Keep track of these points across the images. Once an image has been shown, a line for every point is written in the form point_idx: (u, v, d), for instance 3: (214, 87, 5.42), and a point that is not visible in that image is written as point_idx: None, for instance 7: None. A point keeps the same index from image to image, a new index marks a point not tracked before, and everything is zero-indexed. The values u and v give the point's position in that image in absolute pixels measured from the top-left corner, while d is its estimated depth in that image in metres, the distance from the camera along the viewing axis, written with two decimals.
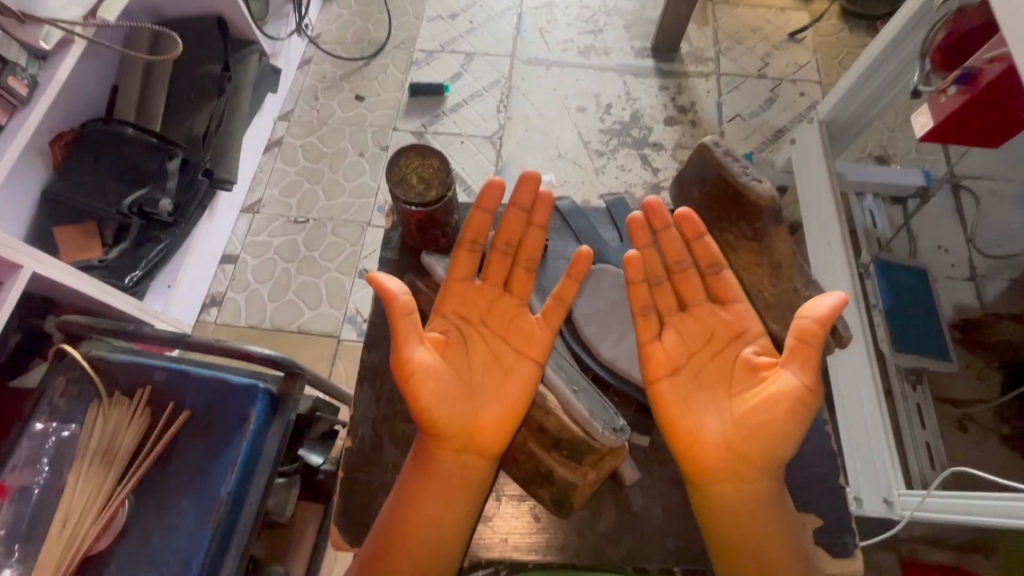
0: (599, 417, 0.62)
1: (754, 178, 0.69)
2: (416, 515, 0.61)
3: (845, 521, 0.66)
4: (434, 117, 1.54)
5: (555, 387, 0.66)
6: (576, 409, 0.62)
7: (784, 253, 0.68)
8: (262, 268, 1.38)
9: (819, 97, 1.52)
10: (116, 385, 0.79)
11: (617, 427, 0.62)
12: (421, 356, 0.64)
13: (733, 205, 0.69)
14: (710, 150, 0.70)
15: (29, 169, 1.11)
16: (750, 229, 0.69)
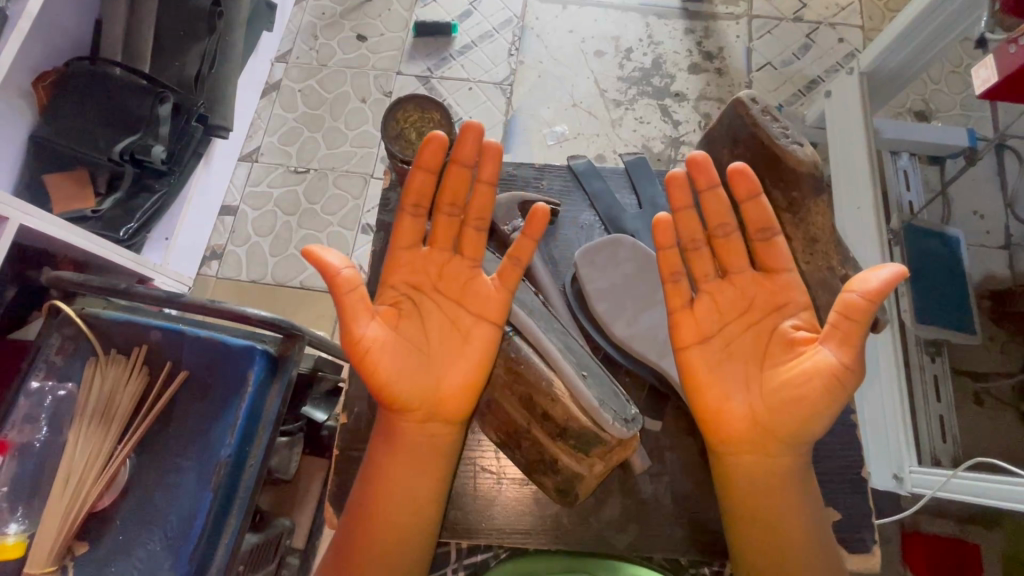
0: (608, 405, 0.57)
1: (795, 141, 0.63)
2: (391, 489, 0.59)
3: (857, 512, 0.66)
4: (440, 61, 1.43)
5: (562, 368, 0.57)
6: (583, 394, 0.56)
7: (822, 227, 0.63)
8: (263, 220, 1.33)
9: (859, 44, 1.39)
10: (113, 344, 0.77)
11: (628, 415, 0.58)
12: (372, 330, 0.59)
13: (768, 170, 0.63)
14: (748, 107, 0.62)
15: (11, 112, 1.05)
16: (786, 198, 0.64)
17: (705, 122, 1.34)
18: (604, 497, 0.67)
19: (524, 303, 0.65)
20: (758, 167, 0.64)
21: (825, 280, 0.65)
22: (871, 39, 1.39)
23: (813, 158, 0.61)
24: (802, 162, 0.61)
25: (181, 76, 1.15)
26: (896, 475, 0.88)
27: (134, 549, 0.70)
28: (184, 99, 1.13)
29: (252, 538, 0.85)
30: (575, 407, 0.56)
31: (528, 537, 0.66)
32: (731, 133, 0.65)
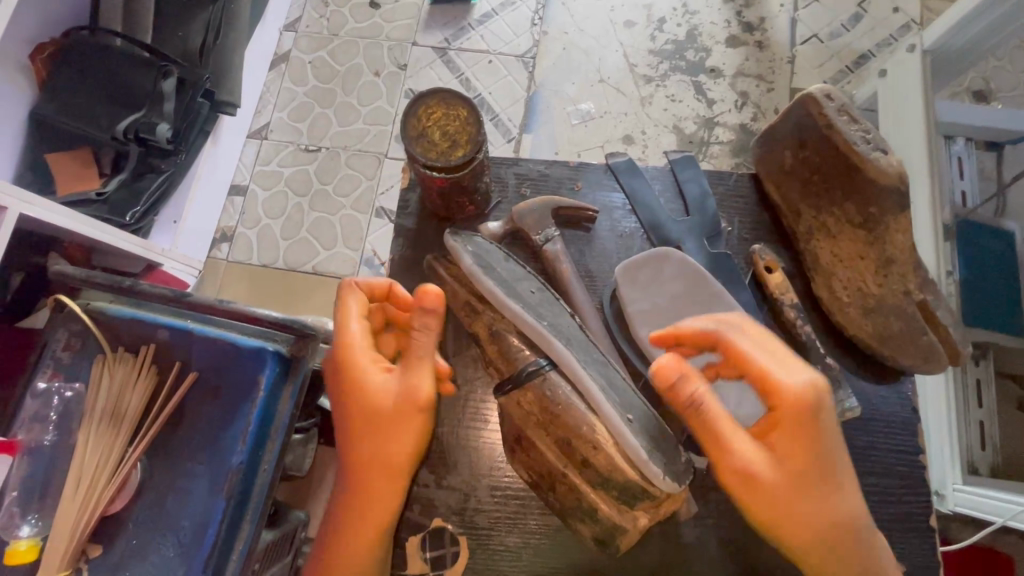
0: (660, 455, 0.53)
1: (878, 149, 0.61)
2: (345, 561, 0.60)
3: (922, 561, 0.63)
4: (458, 31, 1.34)
5: (608, 414, 0.54)
6: (632, 447, 0.52)
7: (901, 248, 0.62)
8: (274, 201, 1.28)
9: (916, 14, 1.27)
10: (120, 342, 0.74)
11: (680, 471, 0.54)
12: (417, 378, 0.59)
13: (843, 179, 0.63)
14: (821, 106, 0.62)
15: (7, 89, 0.99)
16: (862, 213, 0.63)
17: (742, 102, 1.24)
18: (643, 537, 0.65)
19: (559, 328, 0.58)
20: (830, 172, 0.64)
21: (899, 306, 0.63)
22: (930, 9, 1.27)
23: (898, 170, 0.60)
24: (884, 173, 0.60)
25: (185, 48, 1.09)
26: (937, 492, 0.86)
27: (147, 555, 0.68)
28: (189, 72, 1.07)
29: (268, 536, 0.84)
30: (621, 459, 0.54)
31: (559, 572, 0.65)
32: (798, 132, 0.65)
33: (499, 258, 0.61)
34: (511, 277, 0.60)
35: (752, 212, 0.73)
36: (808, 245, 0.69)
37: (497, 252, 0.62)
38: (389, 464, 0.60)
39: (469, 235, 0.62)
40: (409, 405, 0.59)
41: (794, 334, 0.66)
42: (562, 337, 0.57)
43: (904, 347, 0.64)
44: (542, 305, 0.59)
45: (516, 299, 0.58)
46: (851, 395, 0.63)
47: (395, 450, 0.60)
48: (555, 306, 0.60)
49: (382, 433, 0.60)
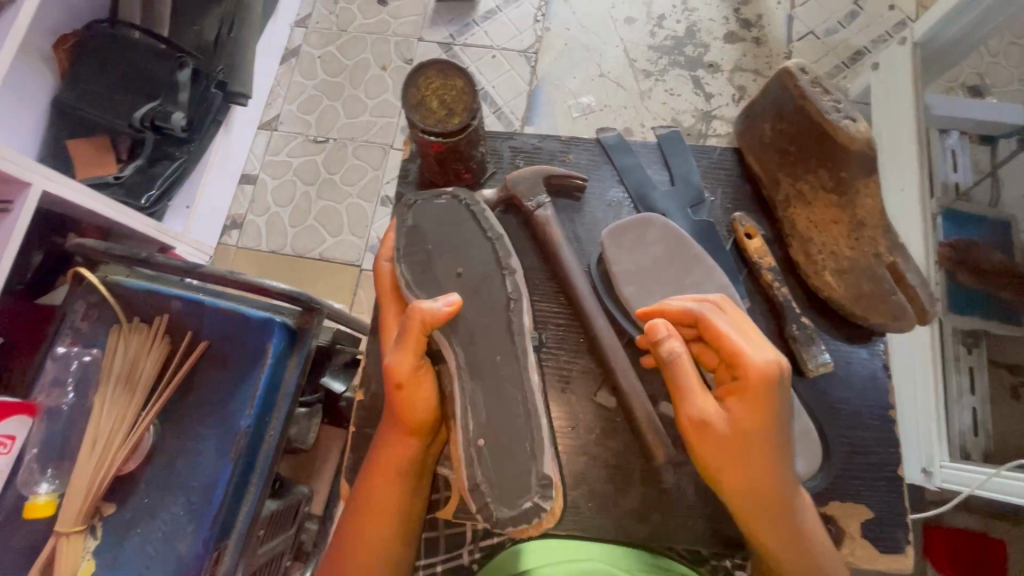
0: (492, 488, 0.54)
1: (847, 117, 0.65)
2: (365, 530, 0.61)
3: (894, 516, 0.66)
4: (463, 27, 1.38)
5: (460, 431, 0.56)
6: (466, 473, 0.54)
7: (872, 211, 0.66)
8: (283, 189, 1.32)
9: (912, 12, 1.29)
10: (135, 312, 0.78)
11: (517, 512, 0.53)
12: (402, 357, 0.58)
13: (816, 148, 0.66)
14: (796, 78, 0.65)
15: (33, 75, 1.03)
16: (833, 177, 0.66)
17: (739, 95, 1.27)
18: (625, 486, 0.68)
19: (463, 323, 0.59)
20: (808, 142, 0.67)
21: (869, 266, 0.66)
22: (925, 6, 1.30)
23: (866, 136, 0.63)
24: (854, 139, 0.63)
25: (200, 41, 1.15)
26: (924, 469, 0.89)
27: (159, 512, 0.72)
28: (203, 63, 1.14)
29: (273, 505, 0.87)
30: (463, 475, 0.55)
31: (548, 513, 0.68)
32: (775, 106, 0.69)
33: (438, 226, 0.63)
34: (440, 254, 0.62)
35: (737, 186, 0.77)
36: (786, 212, 0.72)
37: (458, 211, 0.64)
38: (392, 462, 0.61)
39: (427, 196, 0.65)
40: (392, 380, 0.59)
41: (771, 295, 0.70)
42: (458, 335, 0.58)
43: (875, 307, 0.66)
44: (466, 287, 0.60)
45: (427, 285, 0.61)
46: (823, 349, 0.68)
47: (397, 449, 0.61)
48: (487, 282, 0.60)
49: (398, 422, 0.61)
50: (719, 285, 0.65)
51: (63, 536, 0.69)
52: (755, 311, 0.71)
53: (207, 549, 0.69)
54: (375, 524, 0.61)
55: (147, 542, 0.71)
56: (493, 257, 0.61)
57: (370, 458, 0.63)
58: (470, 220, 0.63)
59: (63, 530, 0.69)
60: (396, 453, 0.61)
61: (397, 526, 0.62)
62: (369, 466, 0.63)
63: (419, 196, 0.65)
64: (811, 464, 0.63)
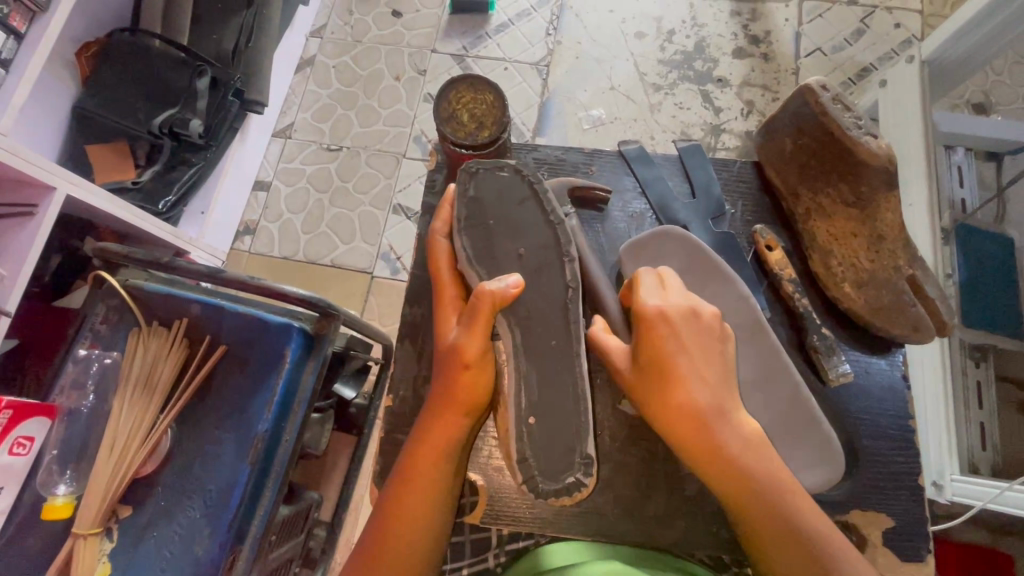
0: (539, 461, 0.59)
1: (868, 133, 0.67)
2: (401, 520, 0.60)
3: (910, 527, 0.67)
4: (476, 39, 1.40)
5: (511, 409, 0.60)
6: (514, 447, 0.60)
7: (890, 224, 0.68)
8: (296, 196, 1.34)
9: (917, 30, 1.32)
10: (155, 316, 0.79)
11: (560, 485, 0.58)
12: (470, 338, 0.60)
13: (837, 162, 0.68)
14: (817, 95, 0.67)
15: (56, 83, 1.05)
16: (855, 193, 0.68)
17: (748, 110, 1.29)
18: (649, 493, 0.69)
19: (518, 305, 0.61)
20: (830, 157, 0.68)
21: (889, 279, 0.68)
22: (931, 25, 1.32)
23: (886, 153, 0.66)
24: (874, 154, 0.65)
25: (219, 49, 1.16)
26: (934, 483, 0.90)
27: (175, 515, 0.72)
28: (220, 72, 1.12)
29: (286, 510, 0.87)
30: (512, 449, 0.60)
31: (571, 521, 0.69)
32: (796, 121, 0.70)
33: (499, 203, 0.64)
34: (501, 235, 0.64)
35: (756, 199, 0.78)
36: (806, 225, 0.73)
37: (519, 187, 0.64)
38: (434, 444, 0.61)
39: (489, 166, 0.65)
40: (457, 359, 0.61)
41: (793, 306, 0.72)
42: (515, 316, 0.61)
43: (894, 318, 0.68)
44: (527, 270, 0.63)
45: (485, 266, 0.63)
46: (844, 360, 0.69)
47: (441, 430, 0.61)
48: (546, 266, 0.63)
49: (446, 401, 0.61)
50: (737, 295, 0.67)
51: (81, 538, 0.69)
52: (776, 323, 0.73)
53: (222, 553, 0.70)
54: (411, 508, 0.60)
55: (163, 545, 0.71)
56: (553, 240, 0.63)
57: (411, 441, 0.63)
58: (532, 199, 0.64)
59: (81, 532, 0.69)
60: (439, 434, 0.61)
61: (434, 512, 0.61)
62: (410, 449, 0.62)
63: (482, 166, 0.65)
64: (834, 475, 0.63)
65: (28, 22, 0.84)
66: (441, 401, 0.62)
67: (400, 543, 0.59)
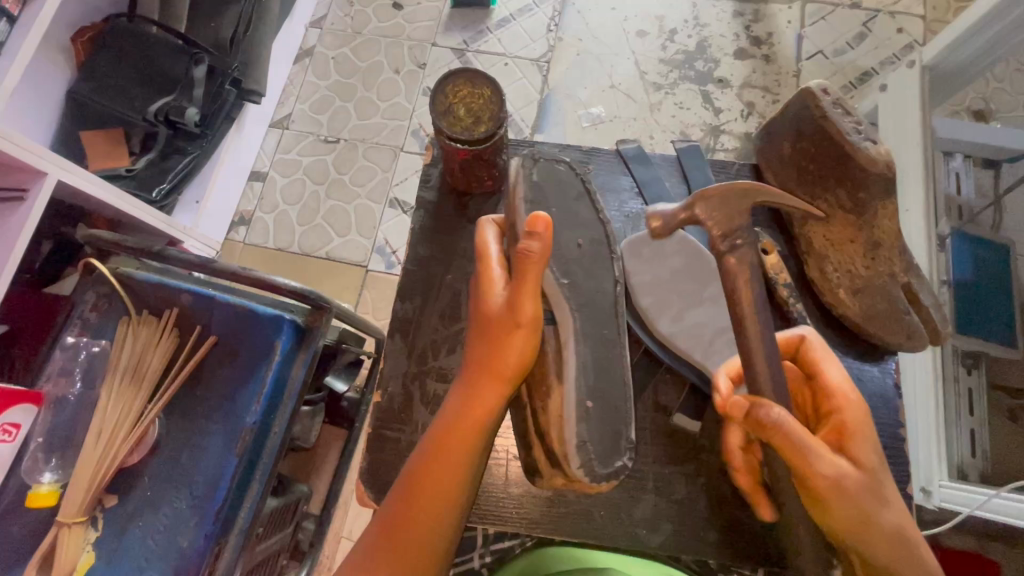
0: (594, 446, 0.61)
1: (867, 139, 0.66)
2: (437, 482, 0.54)
3: None
4: (477, 34, 1.39)
5: (570, 391, 0.60)
6: (573, 430, 0.60)
7: (887, 231, 0.68)
8: (292, 188, 1.33)
9: (920, 35, 1.31)
10: (145, 305, 0.78)
11: (611, 469, 0.61)
12: (519, 296, 0.56)
13: (835, 168, 0.67)
14: (819, 99, 0.67)
15: (51, 68, 1.04)
16: (851, 198, 0.67)
17: (748, 111, 1.28)
18: (638, 496, 0.69)
19: (580, 289, 0.62)
20: (825, 163, 0.68)
21: (884, 286, 0.68)
22: (933, 30, 1.31)
23: (886, 159, 0.65)
24: (873, 160, 0.64)
25: (217, 38, 1.14)
26: (923, 488, 0.90)
27: (161, 505, 0.72)
28: (218, 61, 1.11)
29: (273, 502, 0.87)
30: (570, 432, 0.60)
31: (560, 520, 0.69)
32: (797, 124, 0.70)
33: (559, 192, 0.65)
34: (562, 222, 0.64)
35: (753, 201, 0.78)
36: (802, 230, 0.73)
37: (574, 182, 0.66)
38: (474, 414, 0.56)
39: (550, 157, 0.67)
40: (508, 320, 0.57)
41: (786, 311, 0.72)
42: (576, 301, 0.62)
43: (888, 327, 0.68)
44: (584, 259, 0.63)
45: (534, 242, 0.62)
46: None
47: (483, 400, 0.57)
48: (600, 261, 0.64)
49: (491, 366, 0.57)
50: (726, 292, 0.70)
51: (64, 527, 0.69)
52: None
53: (208, 545, 0.69)
54: (440, 480, 0.54)
55: (148, 535, 0.71)
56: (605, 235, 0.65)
57: (447, 410, 0.57)
58: (586, 196, 0.66)
59: (66, 520, 0.69)
60: (480, 405, 0.57)
61: (462, 489, 0.55)
62: (446, 418, 0.57)
63: (545, 155, 0.67)
64: None
65: (21, 6, 0.83)
66: (483, 365, 0.58)
67: (431, 518, 0.53)
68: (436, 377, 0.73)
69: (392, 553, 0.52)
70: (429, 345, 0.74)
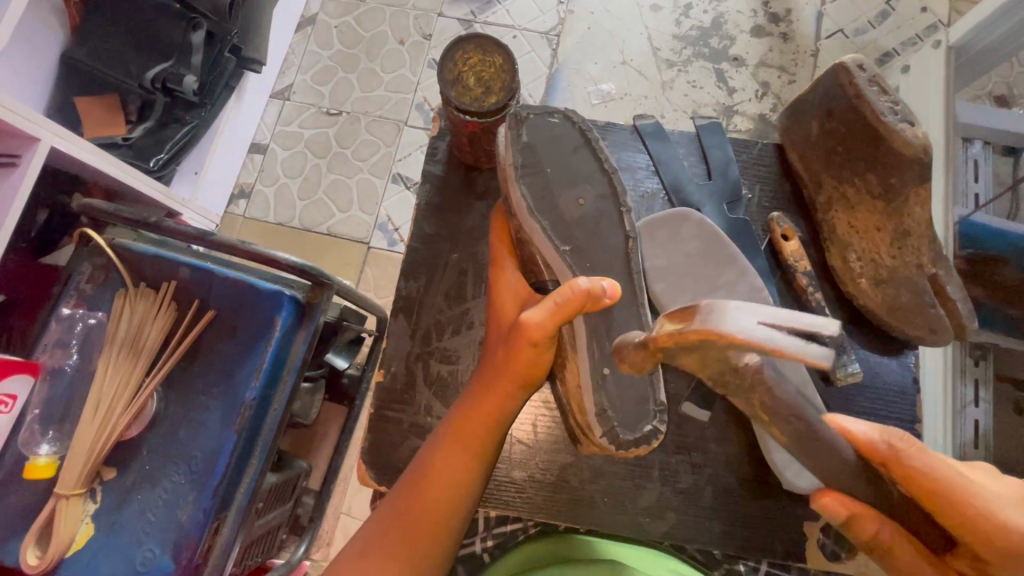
0: (618, 414, 0.60)
1: (905, 120, 0.64)
2: (439, 471, 0.57)
3: None
4: (484, 4, 1.34)
5: (586, 362, 0.58)
6: (591, 399, 0.59)
7: (919, 220, 0.66)
8: (294, 160, 1.30)
9: (944, 14, 1.26)
10: (142, 277, 0.77)
11: (637, 435, 0.61)
12: (543, 321, 0.53)
13: (867, 151, 0.66)
14: (852, 76, 0.65)
15: (46, 30, 0.99)
16: (883, 184, 0.66)
17: (763, 91, 1.24)
18: (642, 484, 0.68)
19: (583, 252, 0.59)
20: (856, 143, 0.66)
21: (910, 278, 0.67)
22: (958, 10, 1.26)
23: (923, 142, 0.62)
24: (909, 144, 0.62)
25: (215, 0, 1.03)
26: None
27: (160, 479, 0.72)
28: (217, 26, 1.05)
29: (274, 477, 0.86)
30: (588, 401, 0.59)
31: (560, 506, 0.68)
32: (826, 102, 0.68)
33: (553, 150, 0.61)
34: (559, 184, 0.60)
35: (774, 183, 0.76)
36: (826, 216, 0.72)
37: (571, 135, 0.61)
38: (486, 412, 0.58)
39: (539, 112, 0.61)
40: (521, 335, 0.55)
41: (804, 299, 0.71)
42: (580, 266, 0.59)
43: (911, 319, 0.67)
44: (587, 219, 0.60)
45: (546, 213, 0.59)
46: (852, 359, 0.68)
47: (492, 392, 0.58)
48: (604, 217, 0.60)
49: (503, 366, 0.58)
50: (751, 285, 0.67)
51: (63, 499, 0.69)
52: None
53: (207, 520, 0.69)
54: (456, 465, 0.57)
55: (148, 508, 0.71)
56: (609, 190, 0.61)
57: (465, 397, 0.60)
58: (585, 147, 0.61)
59: (63, 492, 0.68)
60: (491, 399, 0.58)
61: (476, 467, 0.58)
62: (461, 409, 0.60)
63: (531, 111, 0.61)
64: None
65: None
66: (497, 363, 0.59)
67: (431, 506, 0.56)
68: (440, 358, 0.72)
69: (402, 536, 0.55)
70: (433, 325, 0.73)
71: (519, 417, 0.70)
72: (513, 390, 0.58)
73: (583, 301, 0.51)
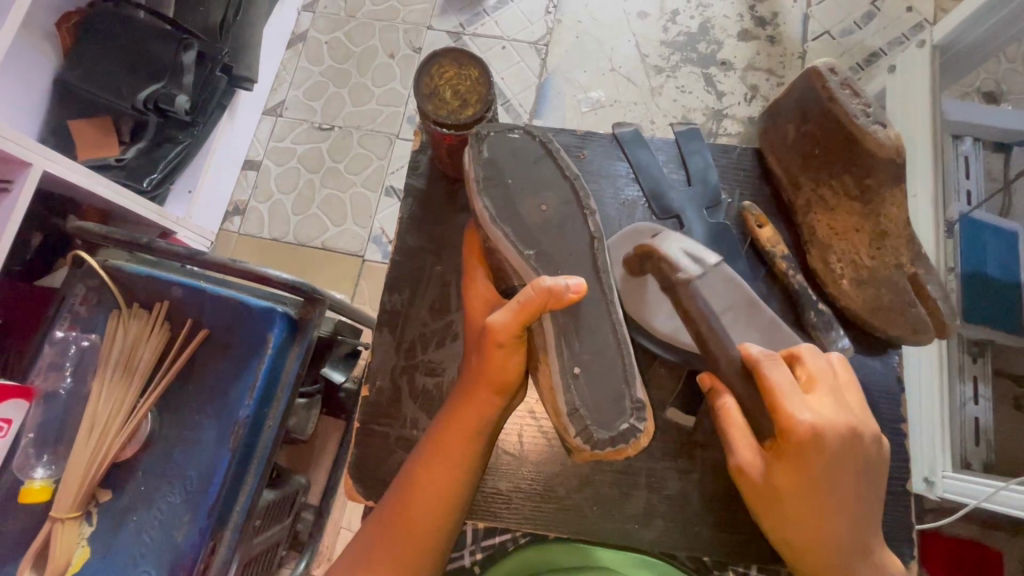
0: (592, 412, 0.58)
1: (878, 122, 0.65)
2: (423, 485, 0.57)
3: (900, 533, 0.67)
4: (473, 16, 1.36)
5: (554, 362, 0.58)
6: (564, 400, 0.58)
7: (895, 222, 0.67)
8: (285, 176, 1.31)
9: (928, 13, 1.27)
10: (134, 298, 0.77)
11: (613, 433, 0.57)
12: (508, 323, 0.54)
13: (844, 152, 0.66)
14: (825, 80, 0.65)
15: (38, 55, 1.00)
16: (858, 185, 0.67)
17: (751, 95, 1.25)
18: (630, 493, 0.68)
19: (550, 257, 0.59)
20: (835, 146, 0.67)
21: (889, 277, 0.67)
22: (943, 8, 1.27)
23: (895, 143, 0.63)
24: (883, 145, 0.63)
25: (206, 24, 1.10)
26: (926, 479, 0.89)
27: (155, 500, 0.72)
28: (208, 47, 1.08)
29: (270, 495, 0.86)
30: (561, 403, 0.58)
31: (551, 518, 0.68)
32: (802, 106, 0.69)
33: (516, 161, 0.62)
34: (520, 193, 0.60)
35: (756, 186, 0.77)
36: (805, 218, 0.72)
37: (532, 147, 0.62)
38: (466, 422, 0.58)
39: (499, 129, 0.63)
40: (488, 339, 0.56)
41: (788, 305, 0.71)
42: (545, 270, 0.58)
43: (893, 319, 0.67)
44: (550, 224, 0.60)
45: (508, 223, 0.59)
46: (842, 333, 0.68)
47: (472, 404, 0.58)
48: (569, 221, 0.60)
49: (484, 376, 0.58)
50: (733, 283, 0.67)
51: (59, 522, 0.69)
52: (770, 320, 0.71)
53: (202, 540, 0.69)
54: (439, 476, 0.57)
55: (142, 530, 0.71)
56: (572, 196, 0.61)
57: (443, 411, 0.60)
58: (547, 158, 0.62)
59: (59, 516, 0.68)
60: (470, 409, 0.58)
61: (463, 480, 0.58)
62: (441, 421, 0.59)
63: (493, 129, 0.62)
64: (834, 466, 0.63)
65: None
66: (474, 374, 0.59)
67: (417, 519, 0.56)
68: (426, 371, 0.72)
69: (391, 549, 0.55)
70: (419, 338, 0.73)
71: (506, 429, 0.70)
72: (495, 398, 0.59)
73: (544, 298, 0.52)
